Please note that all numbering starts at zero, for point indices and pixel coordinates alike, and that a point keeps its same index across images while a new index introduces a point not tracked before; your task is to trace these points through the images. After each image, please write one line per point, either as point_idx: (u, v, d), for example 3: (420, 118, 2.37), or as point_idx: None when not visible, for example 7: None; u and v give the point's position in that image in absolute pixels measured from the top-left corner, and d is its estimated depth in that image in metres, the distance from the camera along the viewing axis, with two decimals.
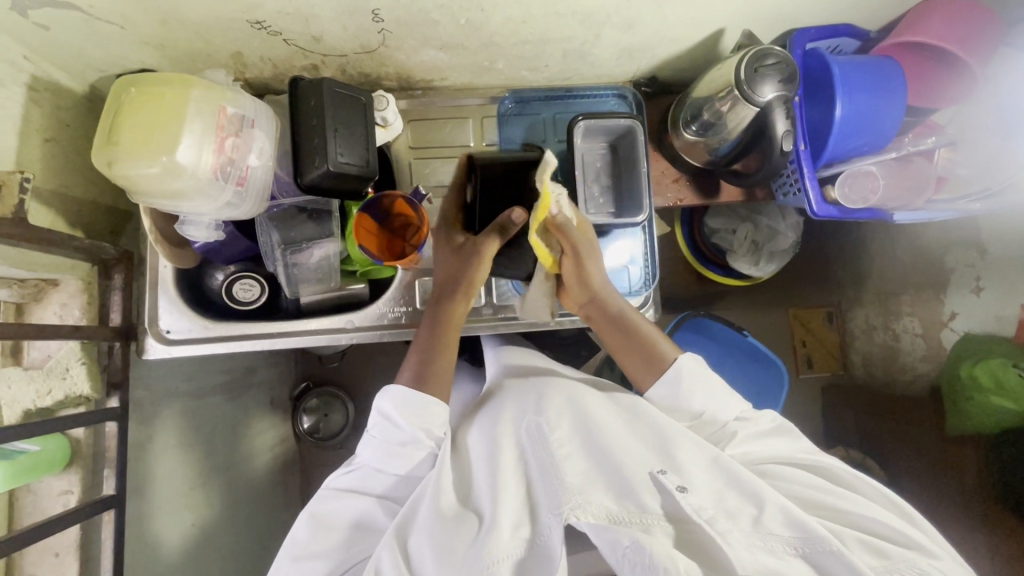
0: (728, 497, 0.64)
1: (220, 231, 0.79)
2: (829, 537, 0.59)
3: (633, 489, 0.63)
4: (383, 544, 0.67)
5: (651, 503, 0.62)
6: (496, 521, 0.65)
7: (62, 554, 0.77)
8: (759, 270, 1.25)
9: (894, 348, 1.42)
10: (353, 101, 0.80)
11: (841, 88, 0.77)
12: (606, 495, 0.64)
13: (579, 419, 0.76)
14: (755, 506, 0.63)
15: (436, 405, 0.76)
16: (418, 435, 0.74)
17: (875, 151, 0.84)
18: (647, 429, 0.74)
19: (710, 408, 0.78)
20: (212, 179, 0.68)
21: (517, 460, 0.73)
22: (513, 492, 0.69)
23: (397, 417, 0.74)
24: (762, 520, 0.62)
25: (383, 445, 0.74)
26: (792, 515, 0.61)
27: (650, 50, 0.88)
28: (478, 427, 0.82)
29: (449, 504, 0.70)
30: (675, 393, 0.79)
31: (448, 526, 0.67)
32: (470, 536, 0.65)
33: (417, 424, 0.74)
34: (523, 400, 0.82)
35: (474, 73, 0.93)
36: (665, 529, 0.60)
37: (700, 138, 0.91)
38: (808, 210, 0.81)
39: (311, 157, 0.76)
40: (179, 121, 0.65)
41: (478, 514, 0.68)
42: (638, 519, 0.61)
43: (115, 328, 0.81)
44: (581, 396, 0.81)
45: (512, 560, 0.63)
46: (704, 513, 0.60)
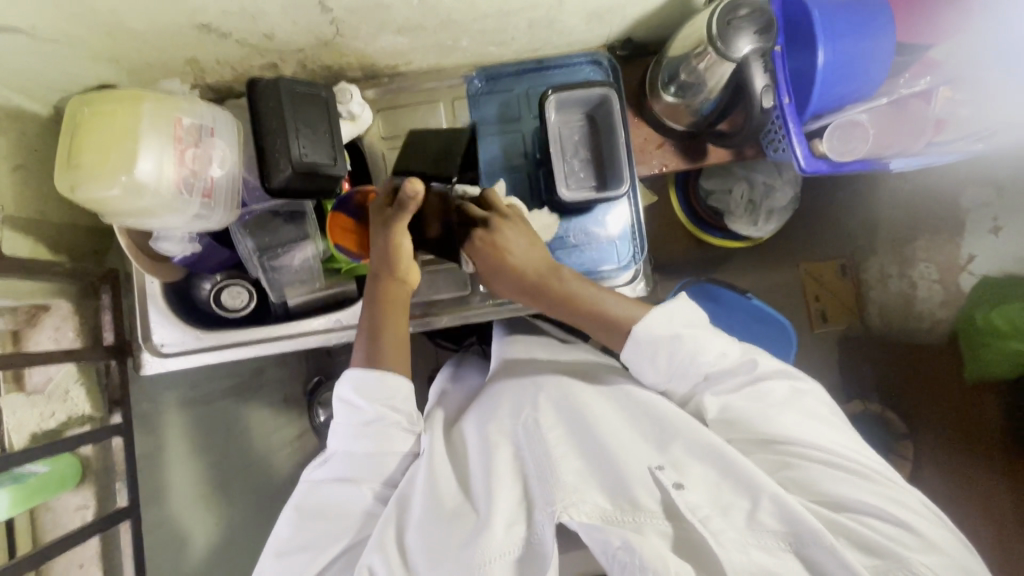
0: (723, 491, 0.65)
1: (194, 243, 0.79)
2: (824, 534, 0.59)
3: (629, 486, 0.66)
4: (371, 548, 0.67)
5: (647, 501, 0.65)
6: (489, 522, 0.66)
7: (86, 565, 0.81)
8: (759, 230, 1.21)
9: (910, 296, 1.37)
10: (315, 98, 0.78)
11: (823, 32, 0.71)
12: (599, 494, 0.67)
13: (573, 414, 0.75)
14: (750, 500, 0.64)
15: (392, 379, 0.76)
16: (380, 412, 0.76)
17: (865, 98, 0.78)
18: (646, 419, 0.74)
19: (693, 364, 0.75)
20: (176, 194, 0.68)
21: (513, 454, 0.74)
22: (508, 490, 0.70)
23: (356, 398, 0.76)
24: (756, 515, 0.63)
25: (349, 428, 0.75)
26: (787, 509, 0.61)
27: (620, 11, 0.84)
28: (473, 423, 0.80)
29: (448, 500, 0.71)
30: (646, 361, 0.76)
31: (445, 521, 0.69)
32: (464, 533, 0.67)
33: (377, 401, 0.76)
34: (519, 393, 0.80)
35: (440, 54, 0.89)
36: (657, 527, 0.63)
37: (679, 101, 0.86)
38: (797, 166, 0.76)
39: (276, 161, 0.75)
40: (134, 139, 0.64)
41: (476, 506, 0.70)
42: (630, 518, 0.64)
43: (108, 346, 0.83)
44: (572, 387, 0.79)
45: (508, 557, 0.65)
46: (700, 511, 0.63)
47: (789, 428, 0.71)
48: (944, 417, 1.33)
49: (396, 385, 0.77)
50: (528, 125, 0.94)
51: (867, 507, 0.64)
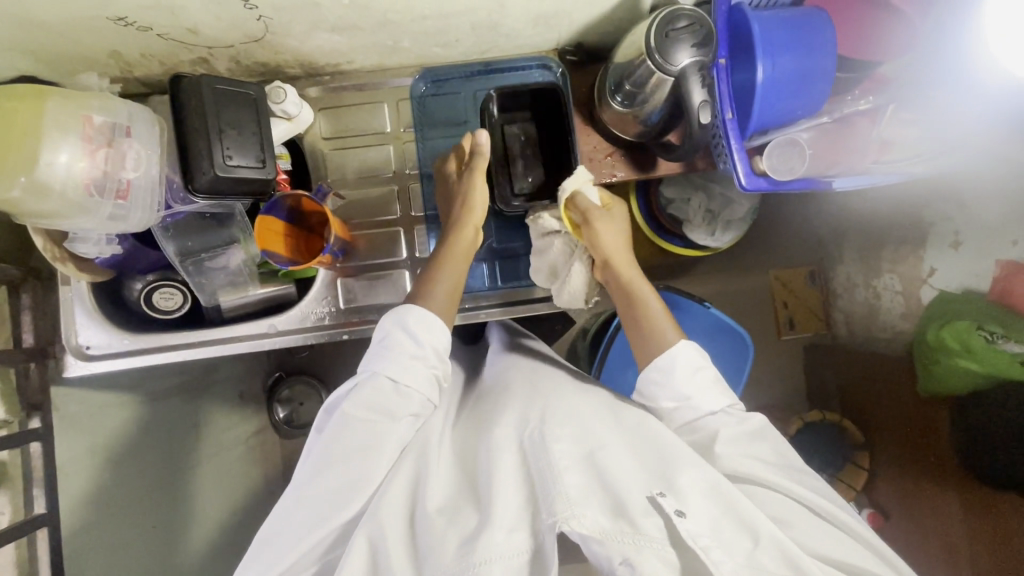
0: (726, 526, 0.60)
1: (115, 244, 0.76)
2: None
3: (630, 508, 0.59)
4: (362, 535, 0.61)
5: (648, 525, 0.59)
6: (490, 521, 0.60)
7: None
8: (716, 240, 1.19)
9: (875, 306, 1.39)
10: (242, 97, 0.75)
11: (761, 48, 0.69)
12: (600, 510, 0.60)
13: (582, 434, 0.70)
14: (752, 539, 0.59)
15: (438, 323, 0.76)
16: (429, 354, 0.74)
17: (807, 114, 0.75)
18: (651, 447, 0.69)
19: (697, 398, 0.76)
20: (85, 196, 0.65)
21: (516, 465, 0.68)
22: (511, 496, 0.64)
23: (414, 331, 0.74)
24: (757, 555, 0.58)
25: (397, 355, 0.73)
26: (790, 553, 0.57)
27: (565, 16, 0.81)
28: (478, 436, 0.75)
29: (434, 508, 0.65)
30: (667, 381, 0.77)
31: (440, 526, 0.62)
32: (454, 540, 0.60)
33: (429, 342, 0.74)
34: (523, 407, 0.77)
35: (382, 54, 0.86)
36: (660, 552, 0.57)
37: (627, 110, 0.84)
38: (736, 183, 0.74)
39: (197, 162, 0.72)
40: (35, 137, 0.61)
41: (471, 512, 0.64)
42: (631, 538, 0.57)
43: (27, 349, 0.81)
44: (580, 410, 0.76)
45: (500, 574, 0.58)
46: (701, 540, 0.57)
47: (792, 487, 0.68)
48: (899, 429, 1.34)
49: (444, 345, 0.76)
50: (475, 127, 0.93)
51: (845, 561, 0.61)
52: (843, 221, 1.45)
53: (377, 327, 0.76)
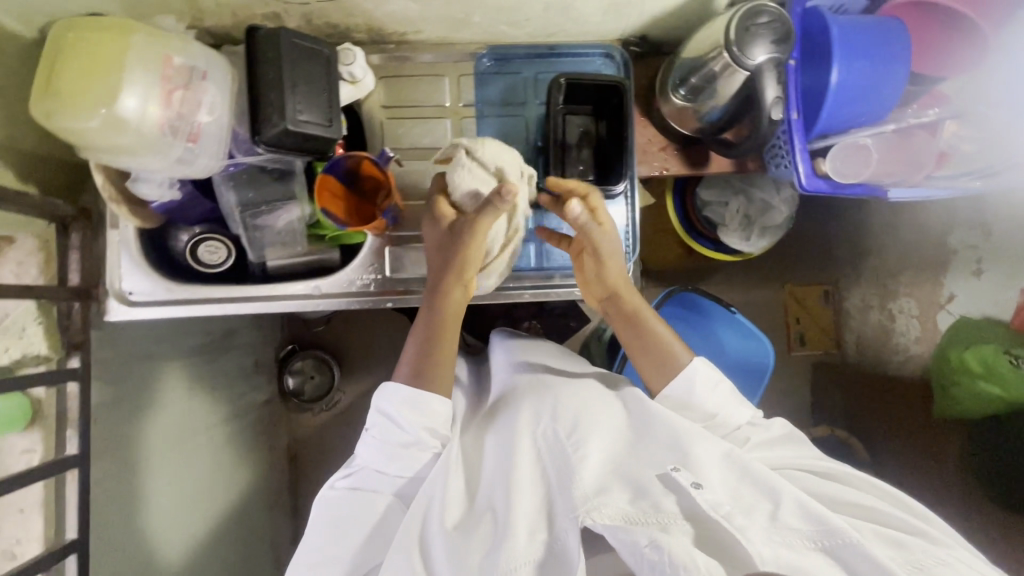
0: (743, 492, 0.68)
1: (175, 190, 0.76)
2: (847, 530, 0.62)
3: (649, 492, 0.66)
4: (395, 557, 0.69)
5: (668, 504, 0.65)
6: (511, 526, 0.67)
7: (26, 512, 0.77)
8: (751, 245, 1.20)
9: (888, 329, 1.42)
10: (315, 55, 0.75)
11: (838, 51, 0.70)
12: (620, 498, 0.66)
13: (588, 426, 0.75)
14: (772, 501, 0.66)
15: (437, 400, 0.76)
16: (420, 436, 0.75)
17: (874, 122, 0.76)
18: (660, 429, 0.74)
19: (722, 412, 0.81)
20: (159, 135, 0.65)
21: (533, 460, 0.74)
22: (530, 494, 0.70)
23: (399, 416, 0.75)
24: (779, 515, 0.65)
25: (386, 448, 0.75)
26: (809, 509, 0.64)
27: (638, 5, 0.82)
28: (494, 431, 0.80)
29: (456, 512, 0.72)
30: (689, 397, 0.81)
31: (461, 539, 0.69)
32: (485, 541, 0.68)
33: (418, 424, 0.75)
34: (537, 394, 0.81)
35: (450, 28, 0.86)
36: (682, 527, 0.62)
37: (689, 104, 0.85)
38: (796, 183, 0.76)
39: (268, 114, 0.72)
40: (119, 71, 0.61)
41: (491, 513, 0.70)
42: (655, 518, 0.63)
43: (72, 288, 0.80)
44: (592, 398, 0.81)
45: (532, 563, 0.65)
46: (722, 509, 0.63)
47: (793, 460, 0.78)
48: (909, 450, 1.35)
49: (442, 410, 0.77)
50: (532, 110, 0.92)
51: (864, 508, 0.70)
52: (866, 244, 1.48)
53: (372, 412, 0.78)
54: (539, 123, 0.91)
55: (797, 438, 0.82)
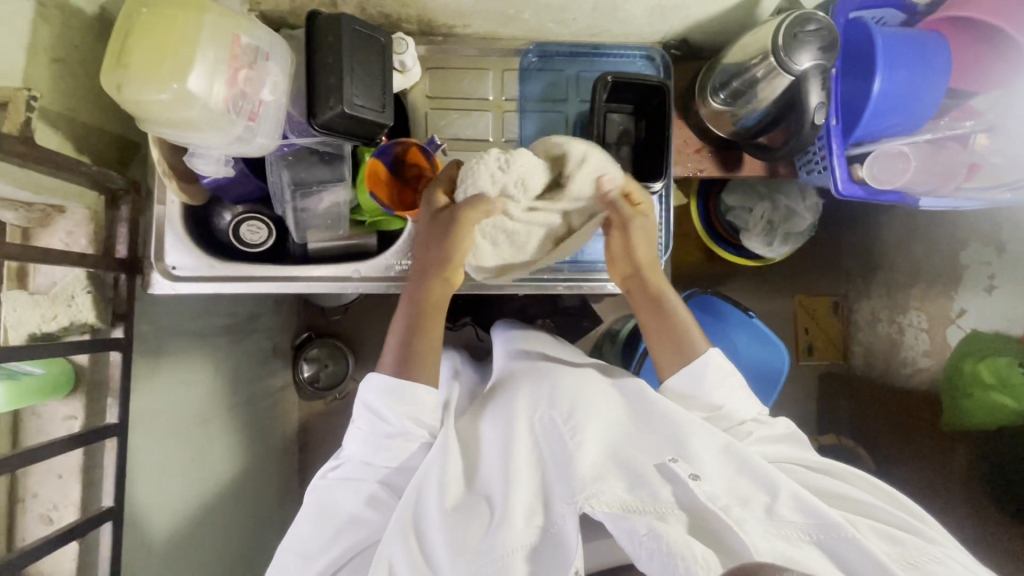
0: (741, 484, 0.69)
1: (231, 168, 0.77)
2: (844, 524, 0.64)
3: (646, 481, 0.68)
4: (390, 541, 0.69)
5: (665, 493, 0.67)
6: (510, 511, 0.68)
7: (66, 477, 0.79)
8: (772, 251, 1.23)
9: (896, 341, 1.44)
10: (372, 41, 0.77)
11: (881, 61, 0.73)
12: (619, 485, 0.68)
13: (585, 414, 0.76)
14: (769, 495, 0.68)
15: (421, 389, 0.77)
16: (406, 427, 0.76)
17: (908, 132, 0.79)
18: (659, 421, 0.76)
19: (728, 405, 0.83)
20: (225, 112, 0.66)
21: (530, 447, 0.75)
22: (528, 479, 0.72)
23: (385, 410, 0.76)
24: (775, 508, 0.67)
25: (372, 439, 0.76)
26: (805, 502, 0.66)
27: (683, 10, 0.84)
28: (491, 416, 0.81)
29: (454, 494, 0.73)
30: (699, 385, 0.82)
31: (459, 521, 0.70)
32: (483, 524, 0.69)
33: (403, 416, 0.76)
34: (536, 383, 0.83)
35: (498, 23, 0.89)
36: (679, 517, 0.64)
37: (726, 108, 0.88)
38: (833, 187, 0.79)
39: (326, 97, 0.74)
40: (191, 48, 0.63)
41: (489, 500, 0.72)
42: (652, 507, 0.65)
43: (120, 260, 0.81)
44: (583, 386, 0.82)
45: (527, 547, 0.67)
46: (719, 500, 0.65)
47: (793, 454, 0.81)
48: (912, 462, 1.36)
49: (428, 400, 0.77)
50: (573, 108, 0.94)
51: (867, 507, 0.72)
52: (877, 259, 1.50)
53: (357, 405, 0.79)
54: (579, 119, 0.93)
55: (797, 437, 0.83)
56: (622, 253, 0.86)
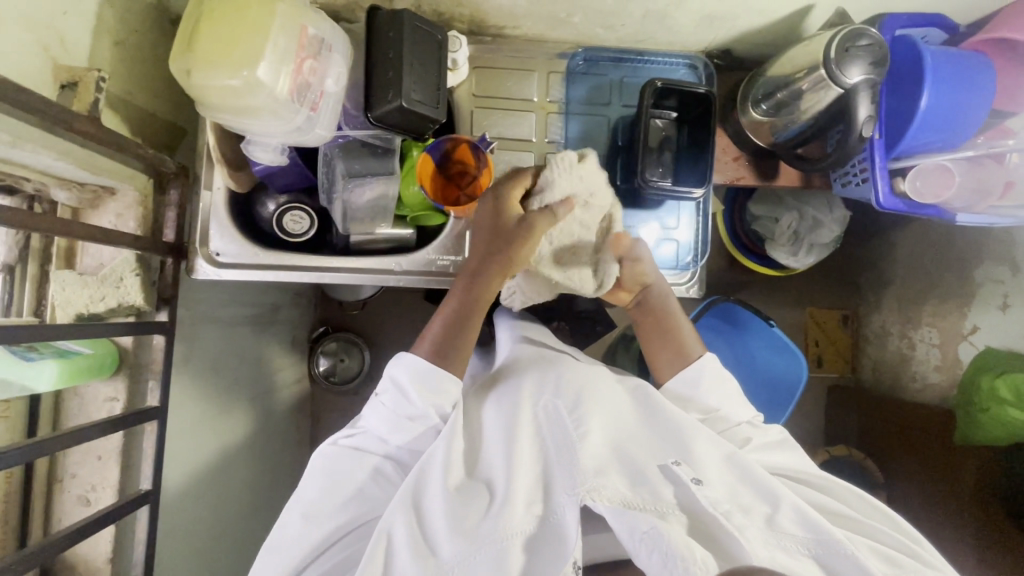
0: (742, 493, 0.70)
1: (285, 156, 0.78)
2: (843, 541, 0.65)
3: (648, 480, 0.69)
4: (393, 514, 0.68)
5: (666, 493, 0.68)
6: (510, 500, 0.68)
7: (105, 458, 0.78)
8: (798, 260, 1.23)
9: (906, 355, 1.45)
10: (428, 38, 0.77)
11: (930, 77, 0.75)
12: (620, 481, 0.69)
13: (598, 412, 0.77)
14: (770, 505, 0.69)
15: (449, 380, 0.77)
16: (427, 411, 0.75)
17: (949, 148, 0.81)
18: (663, 422, 0.77)
19: (724, 408, 0.84)
20: (289, 101, 0.67)
21: (534, 439, 0.76)
22: (528, 469, 0.73)
23: (410, 388, 0.75)
24: (775, 518, 0.68)
25: (392, 416, 0.76)
26: (806, 516, 0.67)
27: (732, 20, 0.87)
28: (496, 405, 0.82)
29: (456, 478, 0.73)
30: (693, 390, 0.86)
31: (460, 505, 0.70)
32: (483, 509, 0.69)
33: (429, 400, 0.75)
34: (546, 376, 0.83)
35: (548, 26, 0.91)
36: (679, 518, 0.65)
37: (768, 118, 0.89)
38: (875, 200, 0.81)
39: (384, 91, 0.75)
40: (263, 36, 0.64)
41: (490, 488, 0.72)
42: (653, 506, 0.66)
43: (167, 243, 0.81)
44: (593, 381, 0.82)
45: (524, 535, 0.67)
46: (720, 506, 0.66)
47: (797, 465, 0.80)
48: (920, 475, 1.37)
49: (454, 391, 0.77)
50: (615, 112, 0.95)
51: (870, 527, 0.72)
52: (888, 273, 1.52)
53: (383, 379, 0.78)
54: (621, 123, 0.94)
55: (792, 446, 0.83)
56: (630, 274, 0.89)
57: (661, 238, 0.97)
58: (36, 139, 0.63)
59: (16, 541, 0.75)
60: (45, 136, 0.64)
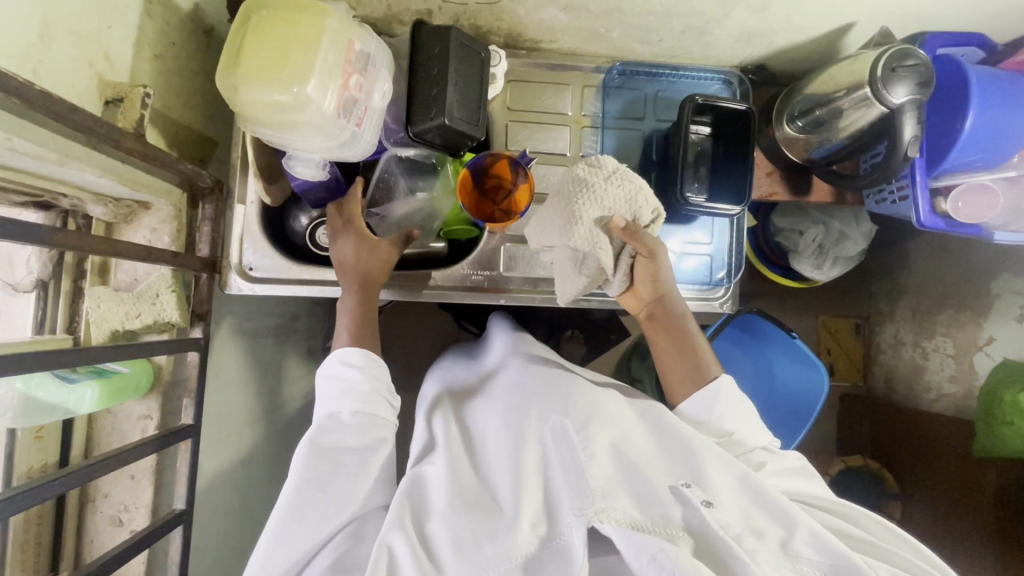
0: (756, 516, 0.66)
1: (326, 171, 0.77)
2: (862, 567, 0.61)
3: (658, 500, 0.65)
4: (394, 528, 0.65)
5: (675, 514, 0.64)
6: (517, 519, 0.65)
7: (138, 477, 0.77)
8: (821, 273, 1.24)
9: (920, 365, 1.45)
10: (474, 56, 0.77)
11: (975, 99, 0.75)
12: (629, 502, 0.65)
13: (603, 424, 0.73)
14: (784, 529, 0.65)
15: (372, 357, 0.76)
16: (365, 380, 0.74)
17: (990, 167, 0.81)
18: (673, 437, 0.73)
19: (740, 431, 0.80)
20: (335, 117, 0.66)
21: (538, 454, 0.72)
22: (535, 488, 0.69)
23: (349, 366, 0.74)
24: (790, 542, 0.64)
25: (336, 396, 0.73)
26: (822, 539, 0.63)
27: (770, 37, 0.86)
28: (497, 419, 0.79)
29: (460, 495, 0.70)
30: (708, 414, 0.81)
31: (465, 523, 0.67)
32: (488, 530, 0.66)
33: (367, 371, 0.75)
34: (551, 390, 0.79)
35: (585, 40, 0.90)
36: (685, 540, 0.63)
37: (803, 134, 0.90)
38: (915, 219, 0.81)
39: (427, 107, 0.74)
40: (313, 53, 0.63)
41: (498, 507, 0.69)
42: (662, 529, 0.63)
43: (202, 259, 0.80)
44: (598, 398, 0.78)
45: (527, 556, 0.64)
46: (732, 529, 0.63)
47: (810, 490, 0.78)
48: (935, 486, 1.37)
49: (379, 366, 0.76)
50: (650, 126, 0.95)
51: (895, 556, 0.69)
52: (901, 283, 1.52)
53: (320, 373, 0.76)
54: (655, 136, 0.94)
55: (808, 472, 0.81)
56: (647, 280, 0.85)
57: (693, 251, 0.97)
58: (81, 156, 0.62)
59: (49, 563, 0.73)
60: (90, 153, 0.63)
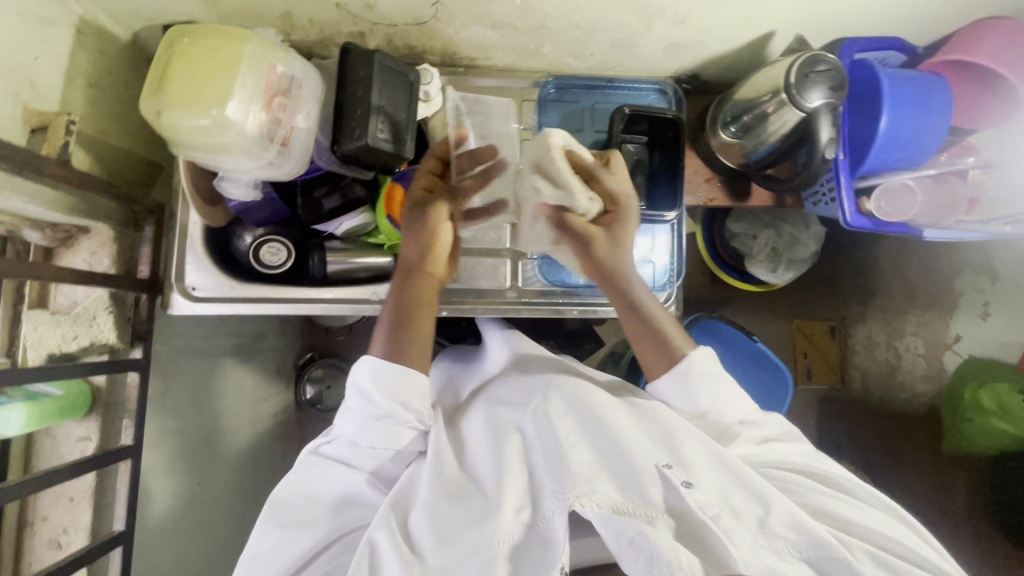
0: (734, 495, 0.65)
1: (258, 191, 0.80)
2: (837, 545, 0.61)
3: (638, 481, 0.65)
4: (377, 524, 0.66)
5: (655, 495, 0.64)
6: (500, 507, 0.65)
7: (77, 499, 0.78)
8: (776, 277, 1.25)
9: (894, 366, 1.38)
10: (401, 77, 0.79)
11: (888, 101, 0.77)
12: (610, 485, 0.65)
13: (585, 409, 0.72)
14: (761, 507, 0.65)
15: (416, 377, 0.71)
16: (394, 410, 0.70)
17: (914, 167, 0.84)
18: (655, 424, 0.73)
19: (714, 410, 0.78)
20: (258, 138, 0.68)
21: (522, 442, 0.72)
22: (518, 475, 0.69)
23: (373, 391, 0.70)
24: (768, 521, 0.64)
25: (359, 419, 0.70)
26: (799, 520, 0.63)
27: (697, 47, 0.89)
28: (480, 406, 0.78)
29: (446, 482, 0.70)
30: (683, 392, 0.77)
31: (446, 513, 0.66)
32: (470, 517, 0.66)
33: (393, 398, 0.70)
34: (533, 381, 0.78)
35: (519, 56, 0.93)
36: (666, 522, 0.62)
37: (736, 140, 0.91)
38: (842, 220, 0.82)
39: (352, 125, 0.76)
40: (231, 77, 0.65)
41: (481, 493, 0.69)
42: (642, 510, 0.63)
43: (141, 279, 0.82)
44: (585, 386, 0.75)
45: (511, 542, 0.64)
46: (710, 509, 0.63)
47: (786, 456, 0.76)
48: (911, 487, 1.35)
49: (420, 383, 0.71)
50: (589, 136, 0.97)
51: (877, 533, 0.68)
52: None
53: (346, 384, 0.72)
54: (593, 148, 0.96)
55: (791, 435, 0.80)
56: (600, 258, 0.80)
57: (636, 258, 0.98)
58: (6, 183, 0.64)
59: None
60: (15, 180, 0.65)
